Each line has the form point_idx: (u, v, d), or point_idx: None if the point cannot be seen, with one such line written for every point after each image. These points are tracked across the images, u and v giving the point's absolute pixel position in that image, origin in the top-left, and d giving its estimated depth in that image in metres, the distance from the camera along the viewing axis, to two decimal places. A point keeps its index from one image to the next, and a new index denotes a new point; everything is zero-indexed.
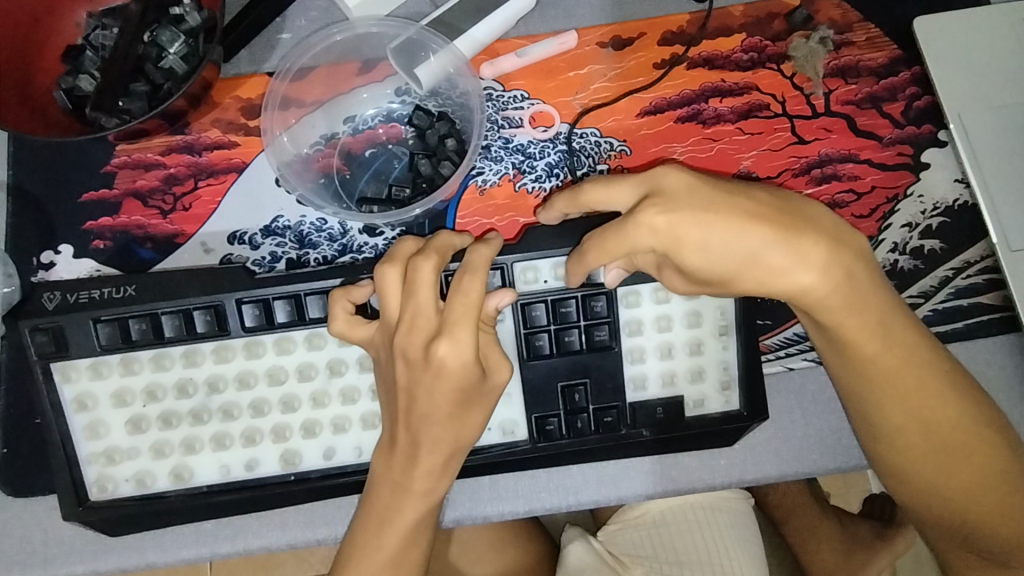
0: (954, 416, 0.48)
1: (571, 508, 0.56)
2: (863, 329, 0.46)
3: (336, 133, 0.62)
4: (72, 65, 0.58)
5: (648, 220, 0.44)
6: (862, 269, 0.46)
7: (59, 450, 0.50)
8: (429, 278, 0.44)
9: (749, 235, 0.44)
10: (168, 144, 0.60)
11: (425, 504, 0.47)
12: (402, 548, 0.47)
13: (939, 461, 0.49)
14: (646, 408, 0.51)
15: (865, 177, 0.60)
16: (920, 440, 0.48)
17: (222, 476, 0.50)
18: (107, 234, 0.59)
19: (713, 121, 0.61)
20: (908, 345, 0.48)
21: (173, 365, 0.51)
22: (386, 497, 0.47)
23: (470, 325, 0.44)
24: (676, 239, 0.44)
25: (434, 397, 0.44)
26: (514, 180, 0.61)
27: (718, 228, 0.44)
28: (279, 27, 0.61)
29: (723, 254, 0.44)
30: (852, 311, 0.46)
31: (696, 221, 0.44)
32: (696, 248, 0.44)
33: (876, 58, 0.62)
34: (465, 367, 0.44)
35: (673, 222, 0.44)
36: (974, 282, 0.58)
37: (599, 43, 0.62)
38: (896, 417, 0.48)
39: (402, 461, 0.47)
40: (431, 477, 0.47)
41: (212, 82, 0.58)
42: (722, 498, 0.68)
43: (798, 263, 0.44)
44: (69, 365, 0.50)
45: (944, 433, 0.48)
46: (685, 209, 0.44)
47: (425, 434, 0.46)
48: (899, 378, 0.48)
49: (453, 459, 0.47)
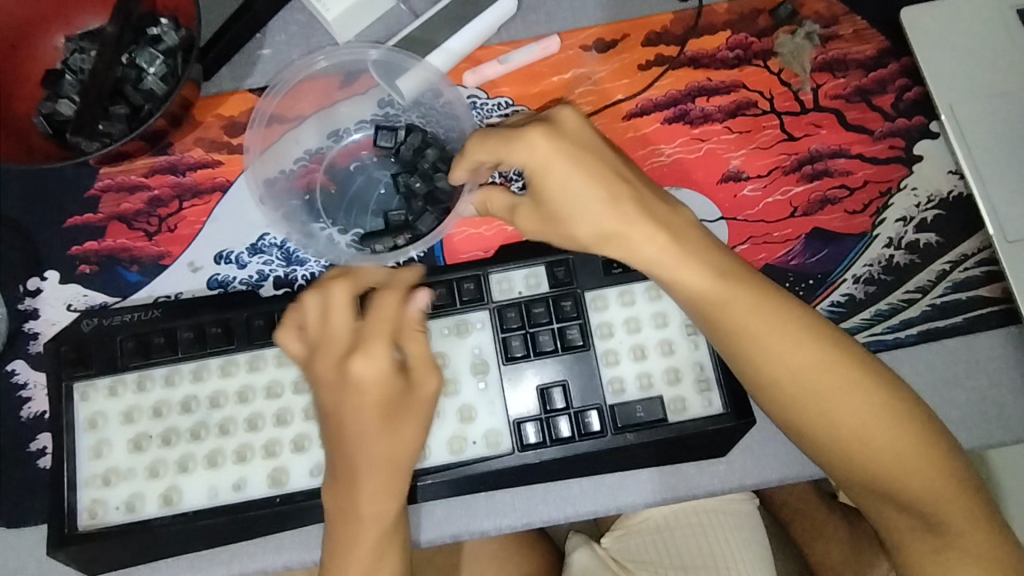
0: (822, 363, 0.44)
1: (570, 519, 0.55)
2: (718, 293, 0.45)
3: (320, 148, 0.61)
4: (51, 90, 0.58)
5: (531, 138, 0.46)
6: (680, 219, 0.47)
7: (61, 472, 0.51)
8: (344, 300, 0.46)
9: (591, 194, 0.46)
10: (151, 165, 0.60)
11: (379, 527, 0.46)
12: (373, 568, 0.46)
13: (825, 412, 0.44)
14: (625, 409, 0.51)
15: (857, 171, 0.59)
16: (801, 392, 0.44)
17: (210, 498, 0.50)
18: (93, 258, 0.58)
19: (701, 121, 0.60)
20: (744, 285, 0.45)
21: (182, 381, 0.52)
22: (342, 529, 0.46)
23: (384, 340, 0.45)
24: (543, 169, 0.46)
25: (360, 414, 0.45)
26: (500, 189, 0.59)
27: (584, 181, 0.46)
28: (259, 43, 0.61)
29: (577, 201, 0.46)
30: (709, 284, 0.45)
31: (569, 173, 0.46)
32: (559, 186, 0.46)
33: (864, 50, 0.61)
34: (384, 378, 0.45)
35: (554, 151, 0.46)
36: (972, 274, 0.57)
37: (582, 46, 0.62)
38: (768, 369, 0.45)
39: (346, 488, 0.46)
40: (379, 498, 0.46)
41: (192, 101, 0.58)
42: (724, 501, 0.66)
43: (625, 225, 0.46)
44: (89, 385, 0.52)
45: (816, 380, 0.44)
46: (569, 144, 0.46)
47: (361, 454, 0.45)
48: (747, 324, 0.45)
49: (396, 476, 0.46)
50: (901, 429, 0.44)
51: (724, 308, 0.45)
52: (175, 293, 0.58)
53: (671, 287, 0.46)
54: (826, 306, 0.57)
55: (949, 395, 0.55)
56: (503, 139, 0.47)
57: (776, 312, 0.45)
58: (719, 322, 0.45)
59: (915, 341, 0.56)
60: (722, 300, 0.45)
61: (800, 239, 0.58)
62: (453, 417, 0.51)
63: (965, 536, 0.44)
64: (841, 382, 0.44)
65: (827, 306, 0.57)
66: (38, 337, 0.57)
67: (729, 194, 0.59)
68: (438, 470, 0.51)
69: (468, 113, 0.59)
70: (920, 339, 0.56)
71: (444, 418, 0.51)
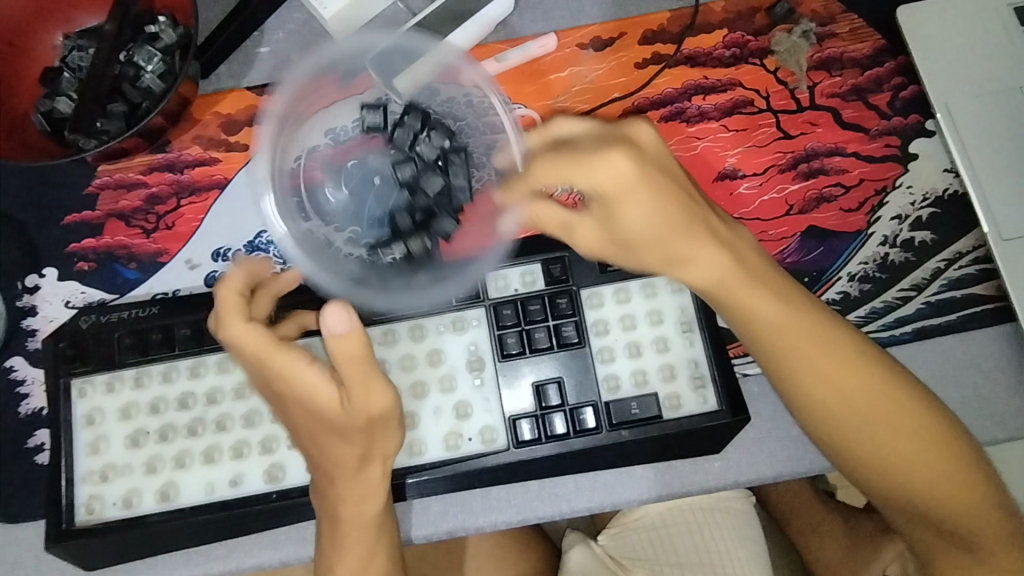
0: (876, 395, 0.45)
1: (565, 516, 0.55)
2: (784, 325, 0.45)
3: (318, 146, 0.61)
4: (50, 88, 0.58)
5: (615, 160, 0.40)
6: (744, 245, 0.45)
7: (58, 467, 0.51)
8: (243, 327, 0.45)
9: (671, 221, 0.42)
10: (149, 162, 0.60)
11: (362, 528, 0.49)
12: (361, 564, 0.49)
13: (875, 442, 0.46)
14: (620, 406, 0.51)
15: (852, 170, 0.59)
16: (854, 423, 0.45)
17: (206, 494, 0.51)
18: (91, 255, 0.59)
19: (697, 119, 0.61)
20: (808, 318, 0.45)
21: (178, 378, 0.53)
22: (329, 527, 0.49)
23: (271, 365, 0.44)
24: (622, 194, 0.41)
25: (313, 434, 0.46)
26: None
27: (665, 208, 0.41)
28: (258, 41, 0.61)
29: (656, 228, 0.42)
30: (778, 315, 0.45)
31: (648, 199, 0.41)
32: (638, 213, 0.41)
33: (860, 49, 0.61)
34: (313, 391, 0.44)
35: (638, 175, 0.40)
36: (967, 272, 0.57)
37: (579, 44, 0.62)
38: (825, 400, 0.45)
39: (324, 490, 0.48)
40: (354, 500, 0.48)
41: (190, 98, 0.58)
42: (719, 499, 0.66)
43: (700, 252, 0.43)
44: (86, 381, 0.52)
45: (870, 412, 0.45)
46: (652, 169, 0.41)
47: (326, 461, 0.47)
48: (810, 358, 0.45)
49: (365, 478, 0.48)
50: (943, 456, 0.46)
51: (789, 340, 0.45)
52: (172, 290, 0.58)
53: (738, 317, 0.45)
54: None
55: (943, 392, 0.55)
56: (578, 157, 0.40)
57: (836, 346, 0.45)
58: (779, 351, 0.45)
59: (910, 339, 0.56)
60: (788, 332, 0.45)
61: (795, 237, 0.58)
62: (449, 413, 0.51)
63: (1003, 560, 0.46)
64: (892, 412, 0.45)
65: (822, 304, 0.57)
66: (37, 333, 0.57)
67: (725, 191, 0.59)
68: (433, 466, 0.51)
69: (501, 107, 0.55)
70: (916, 337, 0.56)
71: (439, 414, 0.51)
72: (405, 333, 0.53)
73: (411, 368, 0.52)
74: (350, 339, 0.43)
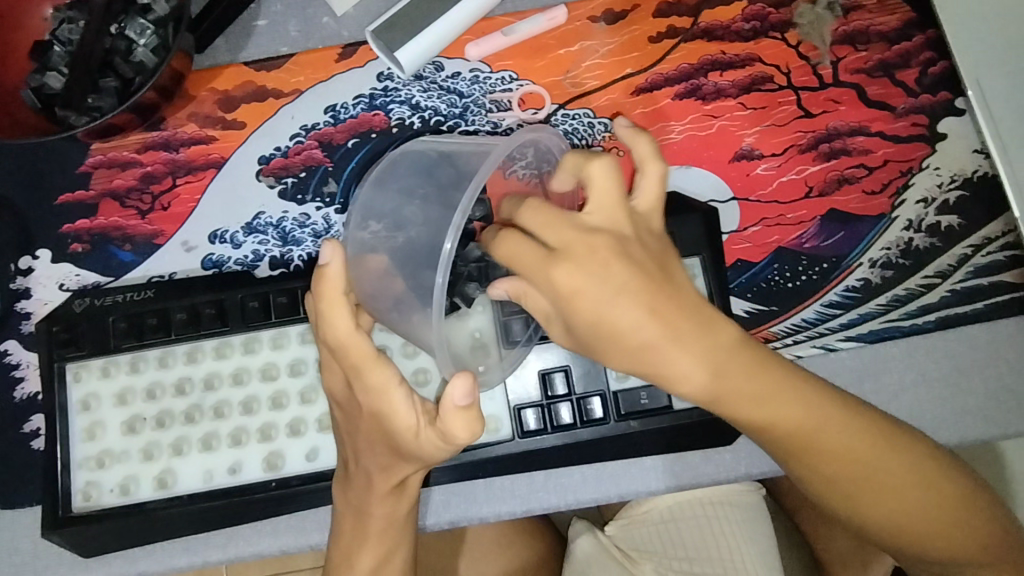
0: (867, 463, 0.45)
1: (571, 507, 0.54)
2: (765, 420, 0.43)
3: (316, 124, 0.58)
4: (40, 62, 0.55)
5: (557, 267, 0.40)
6: (727, 340, 0.42)
7: (54, 453, 0.50)
8: (348, 326, 0.43)
9: (635, 321, 0.40)
10: (144, 140, 0.58)
11: (387, 528, 0.49)
12: (384, 554, 0.50)
13: (867, 501, 0.46)
14: (630, 396, 0.49)
15: (876, 150, 0.56)
16: (844, 488, 0.46)
17: (205, 482, 0.50)
18: (85, 236, 0.57)
19: (713, 97, 0.58)
20: (791, 407, 0.43)
21: (175, 363, 0.51)
22: (353, 525, 0.49)
23: (364, 371, 0.43)
24: (572, 298, 0.40)
25: (373, 447, 0.46)
26: (502, 169, 0.48)
27: (616, 311, 0.40)
28: (255, 14, 0.59)
29: (614, 325, 0.40)
30: (756, 409, 0.43)
31: (595, 300, 0.40)
32: (591, 317, 0.40)
33: (887, 22, 0.58)
34: (396, 417, 0.43)
35: (576, 287, 0.40)
36: (995, 259, 0.55)
37: (590, 17, 0.59)
38: (818, 471, 0.45)
39: (359, 490, 0.48)
40: (390, 501, 0.48)
41: (184, 73, 0.55)
42: (729, 492, 0.64)
43: (672, 355, 0.41)
44: (80, 366, 0.51)
45: (859, 476, 0.46)
46: (596, 279, 0.40)
47: (377, 472, 0.46)
48: (794, 440, 0.44)
49: (401, 494, 0.48)
50: (939, 501, 0.47)
51: (771, 430, 0.44)
52: (168, 273, 0.56)
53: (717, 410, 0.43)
54: (839, 291, 0.55)
55: (965, 383, 0.53)
56: (535, 258, 0.41)
57: (824, 427, 0.44)
58: (806, 449, 0.45)
59: (933, 328, 0.54)
60: (769, 422, 0.43)
61: (814, 221, 0.56)
62: None
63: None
64: (885, 477, 0.46)
65: (841, 291, 0.55)
66: (31, 316, 0.56)
67: (741, 173, 0.56)
68: None
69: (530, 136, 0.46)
70: (938, 326, 0.54)
71: None
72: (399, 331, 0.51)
73: (414, 354, 0.50)
74: (467, 415, 0.41)
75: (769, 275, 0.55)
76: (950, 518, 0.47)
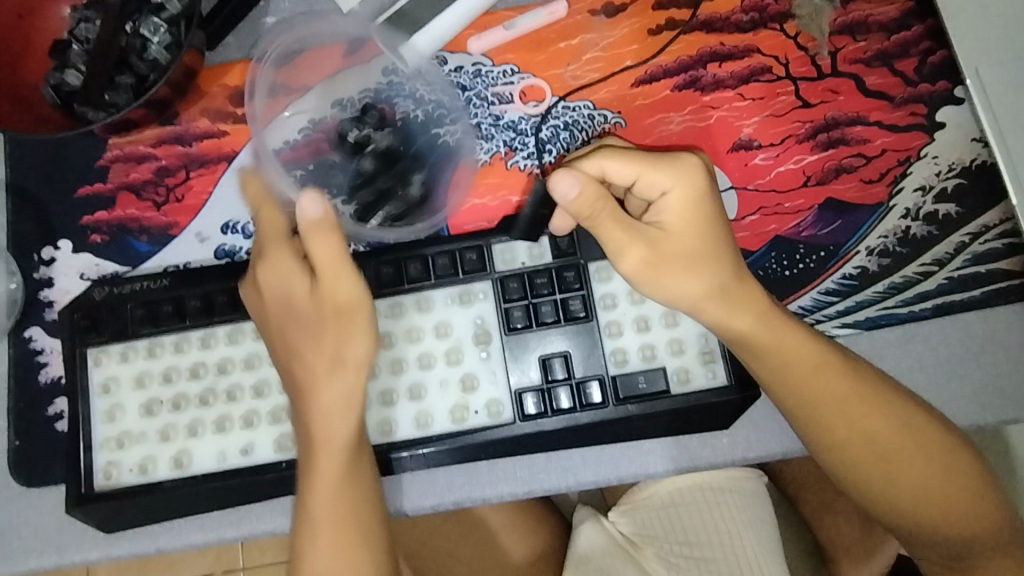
0: (882, 428, 0.49)
1: (571, 489, 0.55)
2: (797, 363, 0.49)
3: (324, 117, 0.60)
4: (59, 60, 0.58)
5: (682, 165, 0.48)
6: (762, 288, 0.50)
7: (77, 434, 0.52)
8: (266, 205, 0.51)
9: (720, 232, 0.48)
10: (158, 135, 0.60)
11: (337, 456, 0.47)
12: (336, 496, 0.47)
13: (882, 470, 0.50)
14: (628, 380, 0.51)
15: (875, 139, 0.57)
16: (864, 451, 0.50)
17: (219, 462, 0.52)
18: (104, 228, 0.59)
19: (712, 88, 0.58)
20: (816, 359, 0.49)
21: (190, 348, 0.53)
22: (303, 460, 0.48)
23: (278, 242, 0.50)
24: (689, 200, 0.48)
25: (296, 333, 0.49)
26: (505, 158, 0.59)
27: (711, 217, 0.48)
28: (264, 11, 0.61)
29: (708, 230, 0.48)
30: (793, 351, 0.49)
31: (698, 202, 0.48)
32: (694, 221, 0.48)
33: (886, 12, 0.59)
34: (302, 283, 0.49)
35: (690, 194, 0.48)
36: (993, 247, 0.55)
37: (591, 11, 0.60)
38: (838, 430, 0.49)
39: (300, 406, 0.48)
40: (330, 414, 0.47)
41: (196, 69, 0.57)
42: (732, 479, 0.65)
43: (733, 278, 0.48)
44: (100, 351, 0.53)
45: (876, 440, 0.49)
46: (698, 187, 0.48)
47: (303, 371, 0.48)
48: (818, 391, 0.49)
49: (341, 373, 0.48)
50: (948, 477, 0.49)
51: (797, 378, 0.49)
52: (183, 262, 0.58)
53: (756, 356, 0.49)
54: (836, 278, 0.55)
55: (962, 370, 0.54)
56: (651, 161, 0.47)
57: (846, 383, 0.49)
58: (832, 409, 0.49)
59: (929, 315, 0.54)
60: (797, 368, 0.49)
61: (812, 210, 0.56)
62: (455, 385, 0.51)
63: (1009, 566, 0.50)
64: (898, 446, 0.49)
65: (838, 278, 0.55)
66: (54, 304, 0.58)
67: (740, 163, 0.57)
68: (440, 440, 0.51)
69: (454, 91, 0.59)
70: (935, 314, 0.54)
71: (445, 386, 0.51)
72: (412, 306, 0.53)
73: (418, 340, 0.52)
74: (325, 228, 0.46)
75: (768, 263, 0.56)
76: (958, 497, 0.50)
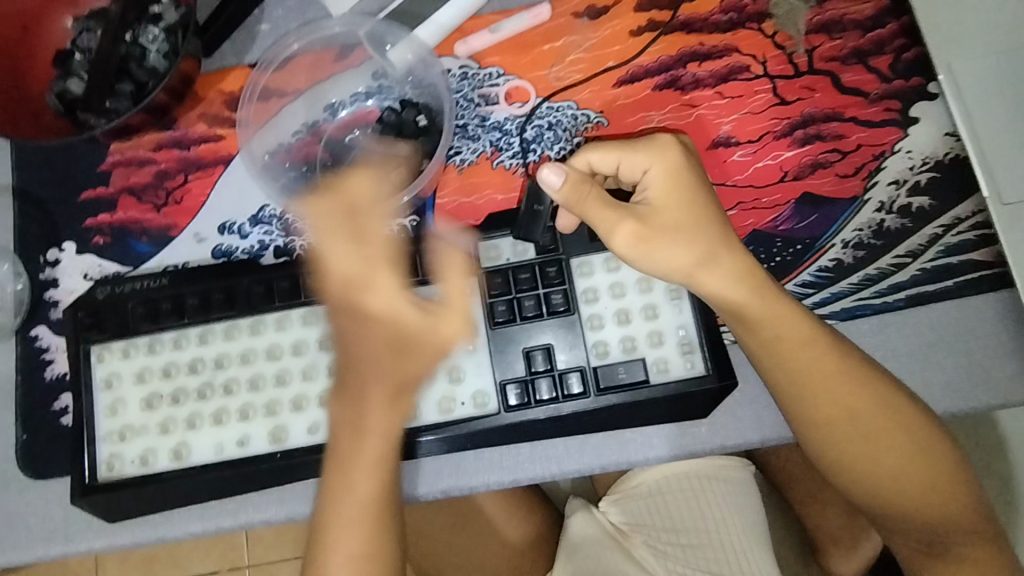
0: (865, 408, 0.51)
1: (555, 477, 0.57)
2: (785, 336, 0.51)
3: (317, 120, 0.62)
4: (62, 69, 0.60)
5: (659, 143, 0.52)
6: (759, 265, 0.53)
7: (81, 427, 0.54)
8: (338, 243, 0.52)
9: (706, 204, 0.52)
10: (158, 140, 0.63)
11: (386, 445, 0.51)
12: (376, 478, 0.52)
13: (860, 448, 0.51)
14: (608, 371, 0.52)
15: (850, 135, 0.58)
16: (845, 428, 0.51)
17: (216, 454, 0.54)
18: (106, 230, 0.62)
19: (691, 87, 0.60)
20: (805, 337, 0.51)
21: (189, 344, 0.56)
22: (347, 442, 0.51)
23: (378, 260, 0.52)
24: (669, 174, 0.51)
25: (368, 346, 0.51)
26: (491, 157, 0.60)
27: (694, 189, 0.52)
28: (258, 18, 0.63)
29: (691, 201, 0.51)
30: (784, 324, 0.51)
31: (677, 175, 0.51)
32: (676, 194, 0.51)
33: (862, 10, 0.60)
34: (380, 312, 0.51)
35: (671, 167, 0.51)
36: (965, 239, 0.56)
37: (574, 13, 0.62)
38: (822, 407, 0.51)
39: (353, 401, 0.51)
40: (385, 408, 0.51)
41: (192, 76, 0.60)
42: (718, 467, 0.67)
43: (726, 249, 0.51)
44: (103, 348, 0.55)
45: (857, 419, 0.51)
46: (679, 161, 0.52)
47: (368, 375, 0.51)
48: (805, 367, 0.51)
49: (403, 396, 0.51)
50: (925, 462, 0.51)
51: (783, 350, 0.51)
52: (181, 262, 0.60)
53: (749, 327, 0.51)
54: (813, 271, 0.57)
55: (935, 359, 0.55)
56: (628, 143, 0.52)
57: (835, 363, 0.51)
58: (819, 385, 0.51)
59: (903, 305, 0.56)
60: (784, 342, 0.51)
61: (789, 204, 0.58)
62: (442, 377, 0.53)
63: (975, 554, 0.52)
64: (879, 428, 0.51)
65: (814, 271, 0.57)
66: (58, 304, 0.61)
67: (718, 159, 0.59)
68: (428, 429, 0.53)
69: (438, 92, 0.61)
70: (908, 304, 0.56)
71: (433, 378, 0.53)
72: None
73: None
74: (456, 284, 0.52)
75: None
76: (931, 483, 0.51)
